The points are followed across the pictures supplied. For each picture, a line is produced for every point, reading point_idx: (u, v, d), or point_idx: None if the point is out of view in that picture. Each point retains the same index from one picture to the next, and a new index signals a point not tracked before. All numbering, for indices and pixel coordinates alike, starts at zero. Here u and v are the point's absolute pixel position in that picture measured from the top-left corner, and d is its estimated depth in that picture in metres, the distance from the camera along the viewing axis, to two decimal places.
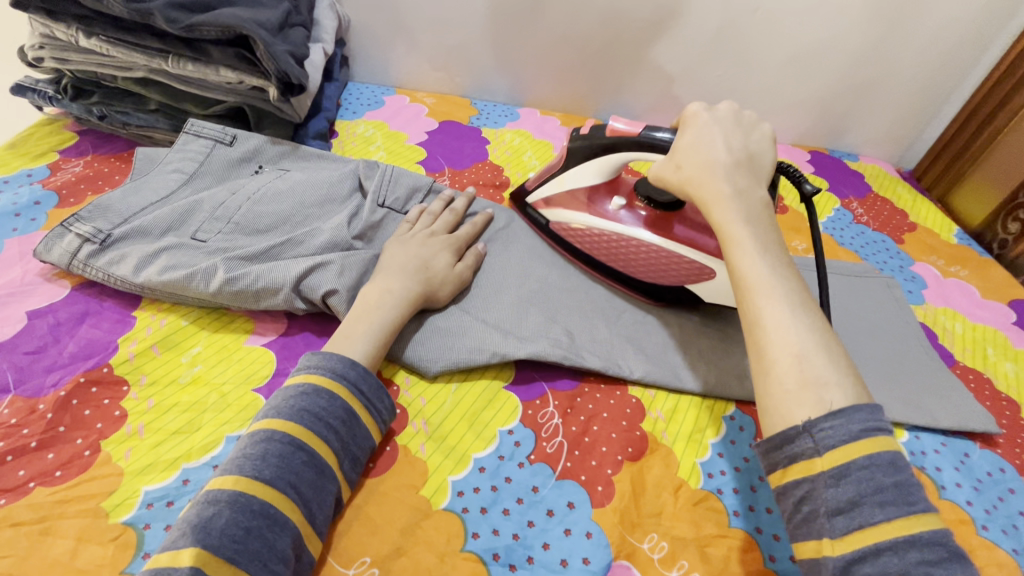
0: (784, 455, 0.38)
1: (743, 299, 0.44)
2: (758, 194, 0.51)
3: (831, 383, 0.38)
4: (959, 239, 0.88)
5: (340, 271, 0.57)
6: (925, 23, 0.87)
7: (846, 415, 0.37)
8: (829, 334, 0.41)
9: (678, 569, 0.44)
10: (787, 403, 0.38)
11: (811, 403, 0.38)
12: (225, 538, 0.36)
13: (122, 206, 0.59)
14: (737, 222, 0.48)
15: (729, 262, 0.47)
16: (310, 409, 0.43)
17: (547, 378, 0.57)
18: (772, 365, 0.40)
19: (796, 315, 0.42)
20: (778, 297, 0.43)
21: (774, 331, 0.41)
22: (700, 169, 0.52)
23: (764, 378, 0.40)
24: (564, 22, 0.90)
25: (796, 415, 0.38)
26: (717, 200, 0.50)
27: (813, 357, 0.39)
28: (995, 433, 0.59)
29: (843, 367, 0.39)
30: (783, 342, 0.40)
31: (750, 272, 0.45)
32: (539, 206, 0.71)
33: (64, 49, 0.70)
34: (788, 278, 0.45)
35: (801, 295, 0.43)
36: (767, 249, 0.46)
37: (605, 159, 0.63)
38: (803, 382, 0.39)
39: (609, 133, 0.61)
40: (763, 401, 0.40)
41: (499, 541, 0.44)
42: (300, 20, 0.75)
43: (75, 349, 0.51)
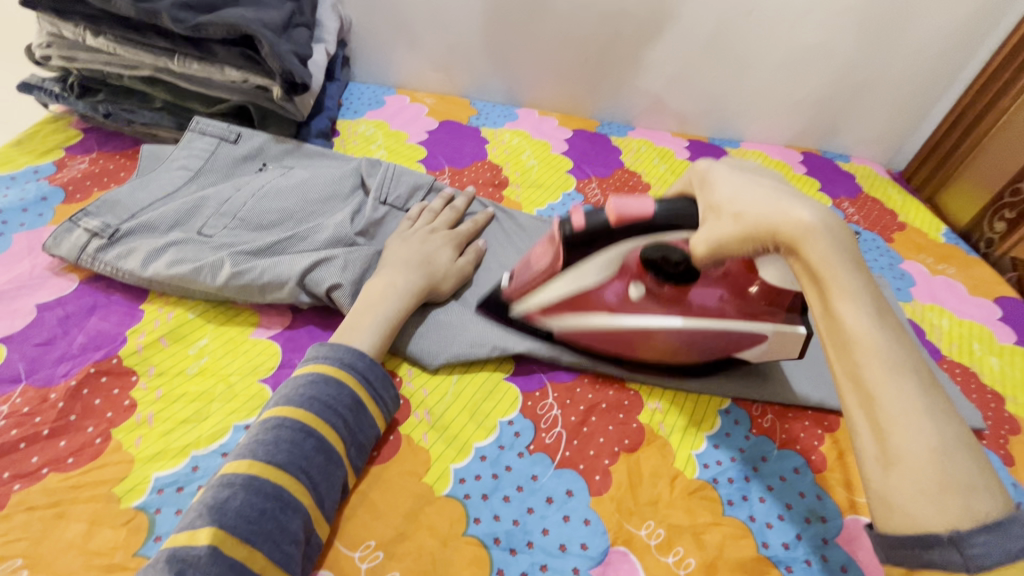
0: (919, 561, 0.32)
1: (848, 367, 0.37)
2: (840, 220, 0.42)
3: (979, 486, 0.32)
4: (947, 238, 0.91)
5: (343, 265, 0.58)
6: (914, 27, 0.89)
7: (1003, 530, 0.31)
8: (955, 416, 0.35)
9: (673, 555, 0.46)
10: (914, 505, 0.33)
11: (955, 511, 0.32)
12: (240, 519, 0.37)
13: (130, 202, 0.60)
14: (839, 264, 0.39)
15: (829, 319, 0.38)
16: (319, 397, 0.45)
17: (546, 371, 0.59)
18: (904, 462, 0.33)
19: (927, 397, 0.35)
20: (901, 371, 0.35)
21: (906, 424, 0.34)
22: (767, 203, 0.42)
23: (886, 471, 0.34)
24: (563, 24, 0.92)
25: (932, 522, 0.32)
26: (804, 236, 0.40)
27: (956, 452, 0.33)
28: (980, 425, 0.61)
29: (980, 460, 0.33)
30: (919, 439, 0.33)
31: (860, 336, 0.37)
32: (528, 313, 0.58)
33: (72, 48, 0.71)
34: (904, 340, 0.37)
35: (923, 365, 0.36)
36: (879, 303, 0.38)
37: (609, 253, 0.51)
38: (946, 484, 0.32)
39: (616, 224, 0.49)
40: (888, 498, 0.34)
41: (500, 526, 0.46)
42: (303, 21, 0.77)
43: (84, 341, 0.52)
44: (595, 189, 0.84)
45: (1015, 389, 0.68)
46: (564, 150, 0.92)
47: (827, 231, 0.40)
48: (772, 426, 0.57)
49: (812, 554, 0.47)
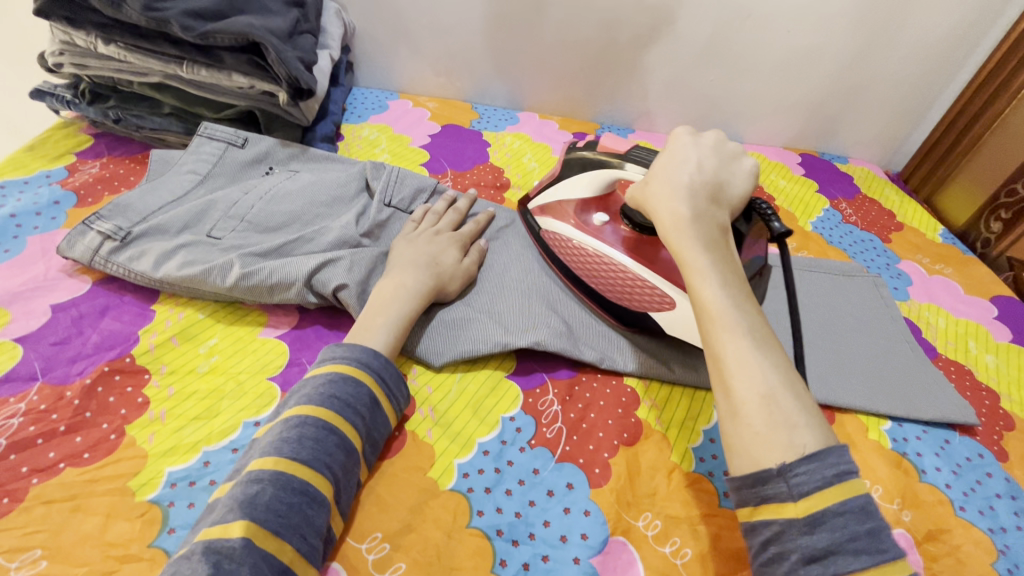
0: (755, 496, 0.36)
1: (706, 333, 0.41)
2: (722, 224, 0.49)
3: (798, 425, 0.36)
4: (944, 238, 0.92)
5: (349, 266, 0.60)
6: (910, 30, 0.90)
7: (819, 458, 0.35)
8: (791, 368, 0.39)
9: (671, 546, 0.47)
10: (757, 446, 0.36)
11: (779, 446, 0.35)
12: (270, 512, 0.38)
13: (141, 205, 0.62)
14: (701, 252, 0.45)
15: (691, 292, 0.44)
16: (339, 395, 0.46)
17: (547, 369, 0.60)
18: (741, 406, 0.37)
19: (763, 352, 0.39)
20: (740, 331, 0.40)
21: (737, 368, 0.38)
22: (665, 192, 0.50)
23: (732, 419, 0.38)
24: (563, 29, 0.93)
25: (765, 459, 0.36)
26: (680, 227, 0.47)
27: (781, 396, 0.37)
28: (974, 421, 0.62)
29: (808, 405, 0.37)
30: (748, 381, 0.38)
31: (710, 301, 0.42)
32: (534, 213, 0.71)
33: (83, 55, 0.73)
34: (753, 310, 0.42)
35: (763, 328, 0.41)
36: (730, 278, 0.43)
37: (600, 172, 0.63)
38: (772, 425, 0.36)
39: (597, 148, 0.65)
40: (731, 438, 0.38)
41: (503, 518, 0.47)
42: (308, 28, 0.78)
43: (98, 340, 0.54)
44: None
45: (1010, 386, 0.68)
46: (564, 153, 0.93)
47: (702, 225, 0.47)
48: None
49: None
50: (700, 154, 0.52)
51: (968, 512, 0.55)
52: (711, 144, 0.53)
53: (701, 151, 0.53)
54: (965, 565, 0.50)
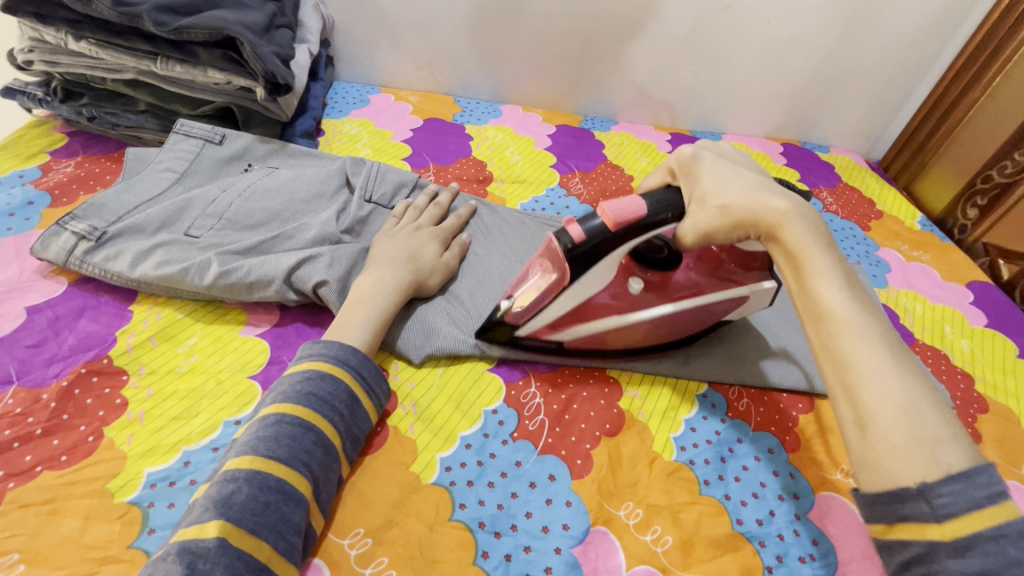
0: (896, 514, 0.34)
1: (828, 341, 0.39)
2: (813, 216, 0.46)
3: (945, 439, 0.34)
4: (923, 225, 0.93)
5: (329, 263, 0.59)
6: (888, 20, 0.90)
7: (966, 478, 0.32)
8: (924, 376, 0.37)
9: (652, 534, 0.48)
10: (893, 459, 0.34)
11: (923, 461, 0.34)
12: (246, 511, 0.38)
13: (116, 204, 0.61)
14: (808, 251, 0.43)
15: (806, 297, 0.42)
16: (317, 393, 0.46)
17: (529, 362, 0.60)
18: (879, 420, 0.35)
19: (895, 360, 0.37)
20: (871, 339, 0.38)
21: (874, 381, 0.36)
22: (747, 187, 0.47)
23: (863, 431, 0.36)
24: (544, 21, 0.93)
25: (904, 475, 0.34)
26: (782, 223, 0.44)
27: (920, 407, 0.35)
28: (948, 405, 0.64)
29: (946, 416, 0.35)
30: (886, 393, 0.36)
31: (835, 307, 0.40)
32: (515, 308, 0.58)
33: (54, 52, 0.72)
34: (875, 312, 0.40)
35: (890, 334, 0.39)
36: (847, 280, 0.41)
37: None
38: (914, 438, 0.34)
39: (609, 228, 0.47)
40: (869, 456, 0.36)
41: (484, 510, 0.47)
42: (285, 22, 0.77)
43: (75, 342, 0.53)
44: (579, 183, 0.86)
45: (984, 370, 0.70)
46: (548, 145, 0.93)
47: (804, 218, 0.44)
48: (747, 409, 0.59)
49: (783, 529, 0.50)
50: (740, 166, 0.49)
51: None
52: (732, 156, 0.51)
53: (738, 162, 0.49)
54: None
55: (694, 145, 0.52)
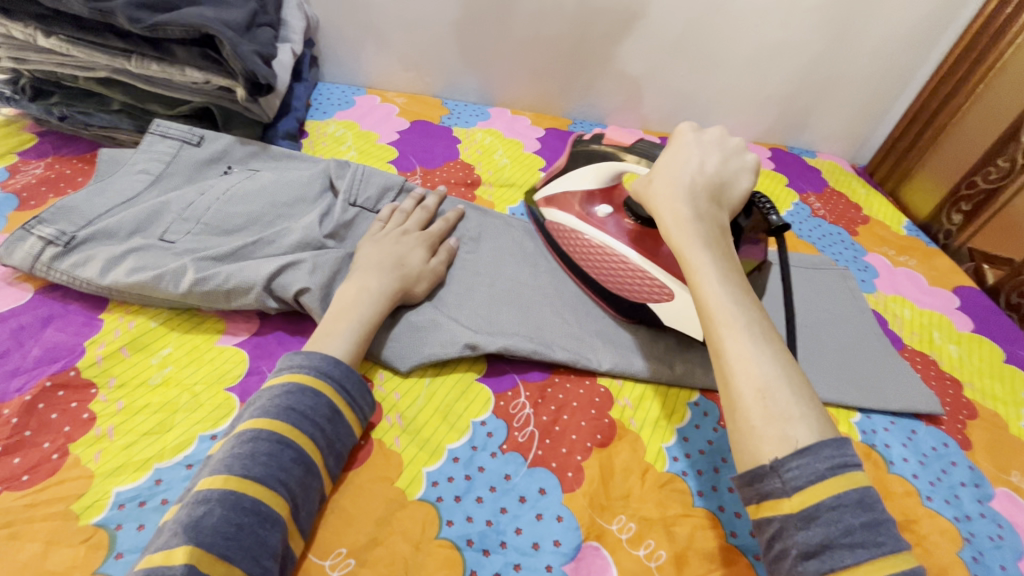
0: (758, 493, 0.37)
1: (707, 329, 0.42)
2: (720, 220, 0.50)
3: (795, 418, 0.37)
4: (909, 230, 0.93)
5: (311, 269, 0.57)
6: (874, 27, 0.91)
7: (812, 452, 0.35)
8: (791, 364, 0.40)
9: (644, 549, 0.46)
10: (752, 438, 0.37)
11: (776, 440, 0.36)
12: (218, 535, 0.36)
13: (86, 207, 0.58)
14: (698, 248, 0.46)
15: (691, 289, 0.45)
16: (297, 407, 0.44)
17: (518, 370, 0.59)
18: (738, 399, 0.38)
19: (758, 347, 0.40)
20: (740, 329, 0.41)
21: (738, 364, 0.39)
22: (670, 189, 0.51)
23: (732, 413, 0.39)
24: (533, 23, 0.92)
25: (763, 453, 0.36)
26: (680, 223, 0.49)
27: (777, 390, 0.38)
28: (939, 411, 0.63)
29: (807, 401, 0.38)
30: (748, 376, 0.39)
31: (711, 299, 0.43)
32: (540, 203, 0.74)
33: (22, 48, 0.69)
34: (751, 305, 0.43)
35: (762, 324, 0.42)
36: (728, 275, 0.45)
37: (598, 167, 0.66)
38: (768, 417, 0.37)
39: (605, 145, 0.62)
40: (732, 433, 0.39)
41: (472, 527, 0.46)
42: (267, 20, 0.75)
43: (40, 353, 0.50)
44: None
45: (972, 375, 0.70)
46: (536, 149, 0.92)
47: (698, 222, 0.49)
48: None
49: None
50: (700, 153, 0.54)
51: (934, 501, 0.56)
52: (711, 141, 0.55)
53: (700, 148, 0.54)
54: (931, 554, 0.51)
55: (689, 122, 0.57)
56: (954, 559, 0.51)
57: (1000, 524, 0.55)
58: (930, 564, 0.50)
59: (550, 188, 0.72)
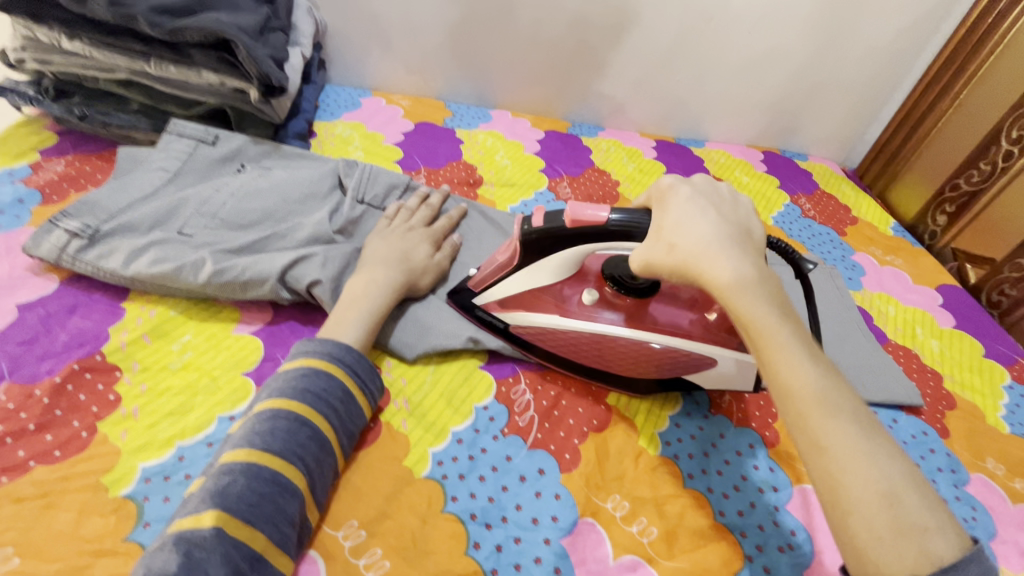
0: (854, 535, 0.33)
1: (799, 424, 0.38)
2: (771, 275, 0.45)
3: (931, 529, 0.33)
4: (896, 231, 0.97)
5: (323, 262, 0.60)
6: (861, 36, 0.95)
7: (959, 571, 0.32)
8: (907, 461, 0.36)
9: (637, 524, 0.49)
10: (880, 552, 0.33)
11: (913, 556, 0.32)
12: (241, 502, 0.39)
13: (109, 202, 0.61)
14: (771, 318, 0.41)
15: (771, 374, 0.40)
16: (312, 389, 0.47)
17: (518, 359, 0.62)
18: (861, 515, 0.34)
19: (870, 445, 0.36)
20: (843, 421, 0.37)
21: (848, 469, 0.35)
22: (706, 244, 0.44)
23: (849, 526, 0.35)
24: (534, 29, 0.95)
25: (897, 570, 0.32)
26: (736, 291, 0.42)
27: (904, 497, 0.34)
28: (919, 401, 0.67)
29: (932, 503, 0.35)
30: (866, 482, 0.35)
31: (801, 387, 0.38)
32: (490, 308, 0.60)
33: (46, 51, 0.72)
34: (843, 389, 0.39)
35: (863, 412, 0.38)
36: (814, 354, 0.40)
37: (570, 252, 0.53)
38: (900, 530, 0.33)
39: (569, 223, 0.51)
40: (859, 554, 0.34)
41: (476, 503, 0.49)
42: (279, 25, 0.78)
43: (67, 339, 0.53)
44: (567, 187, 0.88)
45: (953, 368, 0.73)
46: (536, 150, 0.95)
47: (759, 284, 0.43)
48: (729, 405, 0.61)
49: (763, 520, 0.52)
50: (710, 205, 0.47)
51: None
52: (710, 191, 0.49)
53: (707, 200, 0.48)
54: None
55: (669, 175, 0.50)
56: None
57: (974, 506, 0.58)
58: None
59: (500, 293, 0.59)
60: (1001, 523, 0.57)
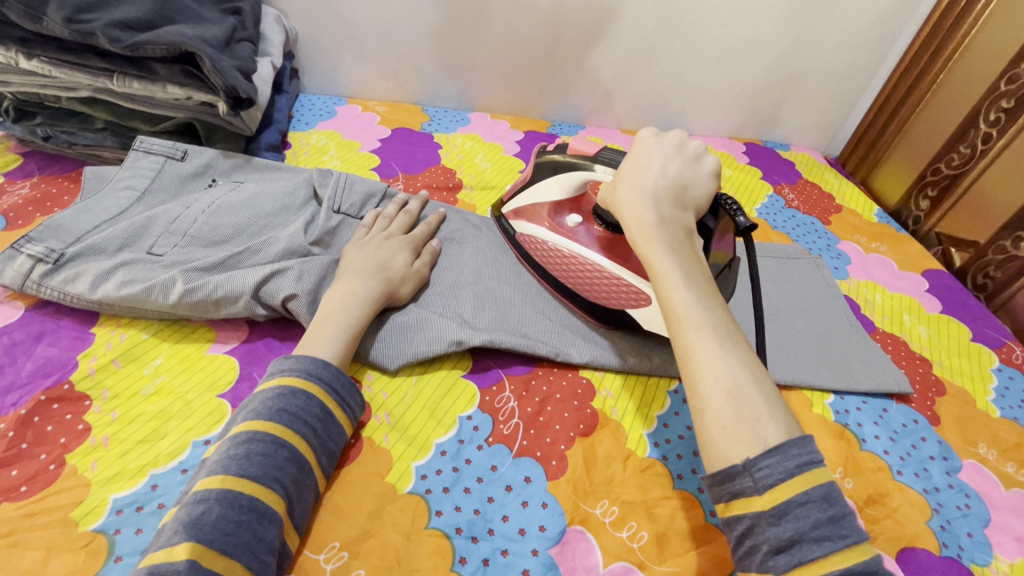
0: (727, 491, 0.37)
1: (671, 332, 0.42)
2: (685, 221, 0.49)
3: (764, 418, 0.37)
4: (879, 217, 0.96)
5: (298, 276, 0.59)
6: (837, 22, 0.94)
7: (781, 451, 0.35)
8: (758, 365, 0.39)
9: (627, 530, 0.48)
10: (722, 439, 0.37)
11: (747, 441, 0.36)
12: (217, 532, 0.37)
13: (74, 225, 0.60)
14: (665, 249, 0.45)
15: (656, 291, 0.44)
16: (288, 408, 0.45)
17: (502, 365, 0.61)
18: (709, 404, 0.38)
19: (727, 348, 0.39)
20: (706, 330, 0.40)
21: (705, 365, 0.39)
22: (632, 193, 0.50)
23: (698, 413, 0.38)
24: (509, 28, 0.94)
25: (734, 452, 0.36)
26: (642, 228, 0.47)
27: (746, 391, 0.38)
28: (909, 390, 0.66)
29: (773, 400, 0.38)
30: (715, 377, 0.38)
31: (677, 303, 0.42)
32: (511, 217, 0.73)
33: (5, 71, 0.70)
34: (717, 305, 0.43)
35: (729, 325, 0.41)
36: (694, 276, 0.44)
37: (567, 175, 0.66)
38: (737, 418, 0.37)
39: (569, 150, 0.67)
40: (699, 432, 0.38)
41: (461, 516, 0.47)
42: (246, 35, 0.76)
43: (34, 368, 0.52)
44: None
45: (942, 354, 0.73)
46: (516, 152, 0.94)
47: (662, 224, 0.47)
48: None
49: None
50: (658, 154, 0.53)
51: (905, 475, 0.58)
52: (668, 143, 0.54)
53: (658, 151, 0.53)
54: (902, 525, 0.53)
55: (645, 130, 0.57)
56: (923, 529, 0.53)
57: (967, 494, 0.57)
58: (901, 533, 0.53)
59: (518, 202, 0.72)
60: (995, 508, 0.56)
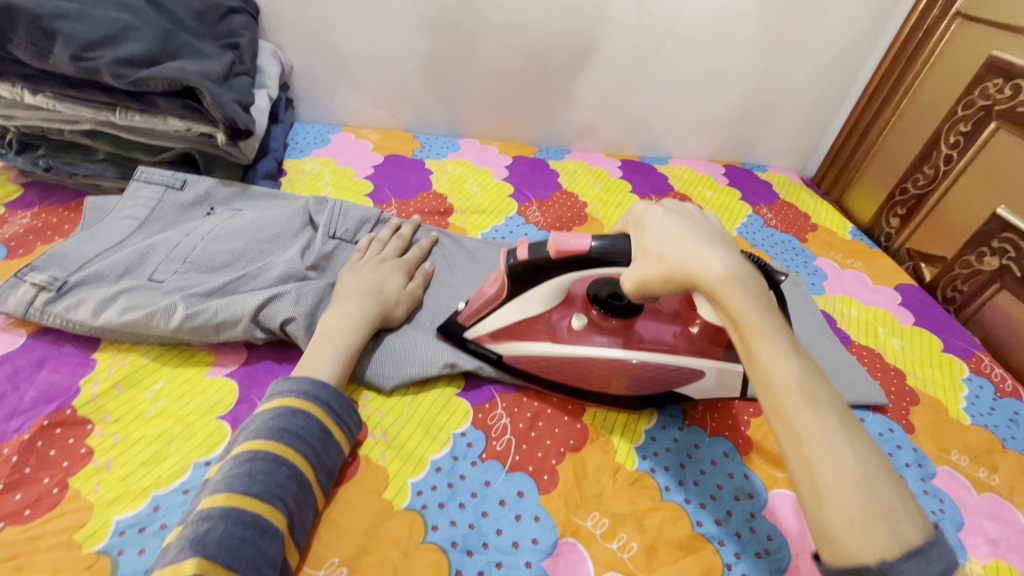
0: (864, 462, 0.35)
1: (776, 408, 0.39)
2: (753, 275, 0.46)
3: (899, 513, 0.35)
4: (853, 235, 1.01)
5: (296, 299, 0.61)
6: (805, 52, 1.00)
7: None
8: (874, 447, 0.38)
9: (618, 541, 0.50)
10: (857, 537, 0.35)
11: (885, 538, 0.34)
12: (222, 548, 0.39)
13: (77, 253, 0.61)
14: (755, 311, 0.42)
15: (752, 361, 0.41)
16: (289, 428, 0.47)
17: (494, 384, 0.63)
18: (841, 497, 0.35)
19: (846, 431, 0.37)
20: (821, 407, 0.38)
21: (829, 454, 0.36)
22: (693, 250, 0.46)
23: (822, 505, 0.36)
24: (495, 60, 0.98)
25: (869, 552, 0.34)
26: (724, 286, 0.43)
27: (875, 482, 0.36)
28: (884, 400, 0.69)
29: (899, 488, 0.36)
30: (844, 469, 0.36)
31: (783, 378, 0.39)
32: (481, 340, 0.62)
33: (10, 106, 0.72)
34: (817, 376, 0.40)
35: (836, 400, 0.39)
36: (791, 344, 0.41)
37: (560, 284, 0.55)
38: (872, 514, 0.35)
39: (554, 256, 0.53)
40: (829, 529, 0.36)
41: (457, 530, 0.49)
42: (244, 69, 0.79)
43: (36, 395, 0.53)
44: (537, 211, 0.90)
45: (914, 365, 0.76)
46: (505, 176, 0.97)
47: (741, 281, 0.44)
48: (703, 416, 0.63)
49: (740, 528, 0.53)
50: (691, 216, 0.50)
51: None
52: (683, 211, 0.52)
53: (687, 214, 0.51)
54: None
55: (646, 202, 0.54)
56: None
57: (942, 499, 0.60)
58: None
59: (487, 327, 0.60)
60: (968, 512, 0.59)
